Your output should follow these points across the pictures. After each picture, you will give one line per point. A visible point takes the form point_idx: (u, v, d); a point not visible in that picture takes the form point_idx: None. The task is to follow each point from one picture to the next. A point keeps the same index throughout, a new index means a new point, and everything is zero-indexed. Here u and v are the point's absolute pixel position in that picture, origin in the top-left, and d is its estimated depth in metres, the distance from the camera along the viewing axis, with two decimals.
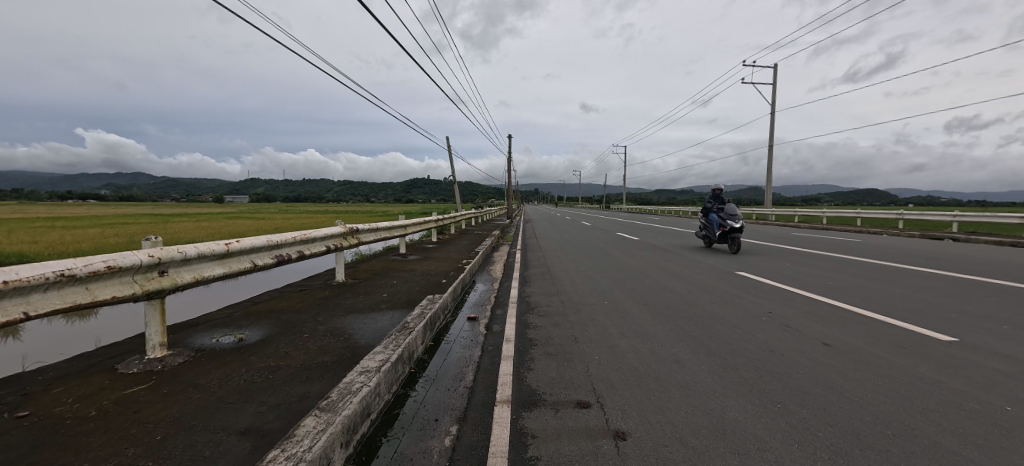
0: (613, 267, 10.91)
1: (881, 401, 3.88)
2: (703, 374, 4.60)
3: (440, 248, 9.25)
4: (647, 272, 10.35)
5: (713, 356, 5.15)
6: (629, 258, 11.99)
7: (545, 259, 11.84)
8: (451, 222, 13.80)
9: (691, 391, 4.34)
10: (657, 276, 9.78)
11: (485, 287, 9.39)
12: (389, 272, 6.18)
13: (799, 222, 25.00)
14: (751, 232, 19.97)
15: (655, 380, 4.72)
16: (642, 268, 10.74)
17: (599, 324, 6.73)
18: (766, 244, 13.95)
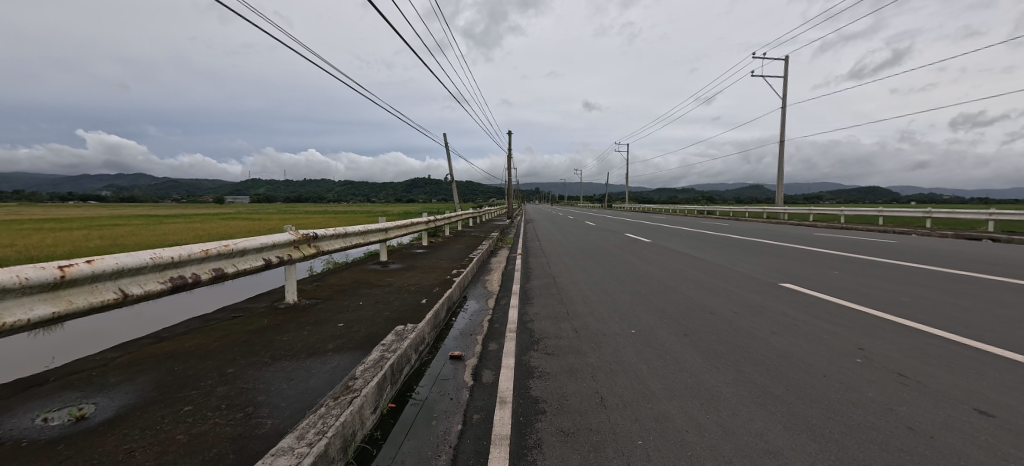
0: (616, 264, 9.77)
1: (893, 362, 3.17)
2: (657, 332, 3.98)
3: (429, 254, 8.03)
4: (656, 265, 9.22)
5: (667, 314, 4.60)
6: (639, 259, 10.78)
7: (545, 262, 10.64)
8: (446, 223, 12.57)
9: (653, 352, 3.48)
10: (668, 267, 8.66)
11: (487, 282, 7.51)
12: (359, 288, 4.98)
13: (815, 222, 23.65)
14: (767, 232, 18.68)
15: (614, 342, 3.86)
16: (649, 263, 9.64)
17: (567, 298, 5.84)
18: (792, 245, 12.66)
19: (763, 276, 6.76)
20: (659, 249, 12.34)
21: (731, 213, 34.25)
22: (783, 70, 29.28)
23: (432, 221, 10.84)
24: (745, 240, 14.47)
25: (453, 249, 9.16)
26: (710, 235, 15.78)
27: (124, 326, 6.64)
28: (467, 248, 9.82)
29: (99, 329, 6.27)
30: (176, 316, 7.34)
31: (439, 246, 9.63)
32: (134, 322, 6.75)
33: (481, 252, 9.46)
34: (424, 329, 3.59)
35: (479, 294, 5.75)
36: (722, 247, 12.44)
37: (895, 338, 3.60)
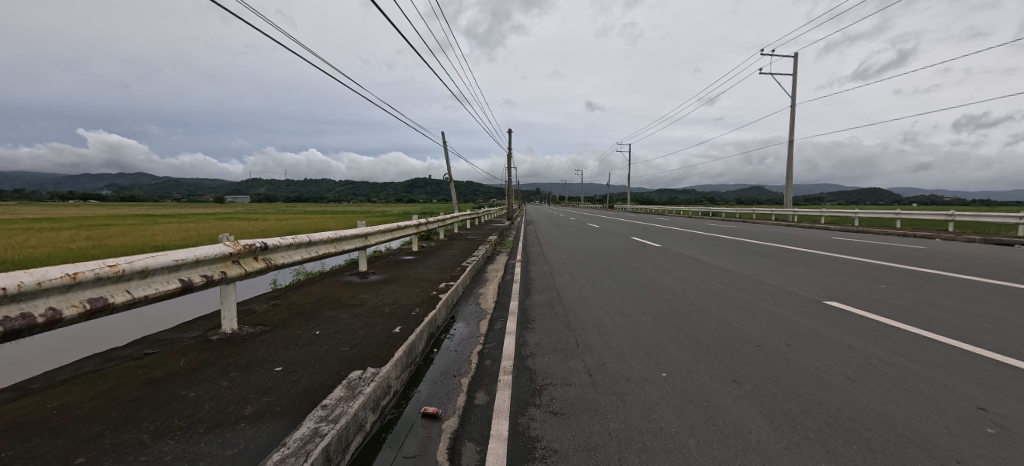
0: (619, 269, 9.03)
1: (964, 394, 2.59)
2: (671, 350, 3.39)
3: (417, 262, 7.17)
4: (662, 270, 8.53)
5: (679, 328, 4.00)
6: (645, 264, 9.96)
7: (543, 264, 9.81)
8: (441, 225, 11.67)
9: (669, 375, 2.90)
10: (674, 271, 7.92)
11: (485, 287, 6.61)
12: (322, 308, 4.09)
13: (826, 224, 22.76)
14: (781, 235, 17.74)
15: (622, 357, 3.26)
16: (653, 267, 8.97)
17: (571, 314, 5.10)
18: (812, 250, 11.73)
19: (797, 287, 5.91)
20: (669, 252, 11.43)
21: (738, 214, 33.31)
22: (793, 68, 28.25)
23: (424, 223, 9.97)
24: (759, 243, 13.56)
25: (445, 255, 8.29)
26: (722, 238, 14.85)
27: (120, 326, 6.09)
28: (462, 252, 8.94)
29: (97, 329, 5.77)
30: (181, 314, 6.80)
31: (430, 251, 8.77)
32: (132, 322, 6.20)
33: (477, 256, 8.58)
34: (390, 374, 2.71)
35: (470, 311, 4.87)
36: (736, 250, 11.55)
37: (959, 369, 3.00)
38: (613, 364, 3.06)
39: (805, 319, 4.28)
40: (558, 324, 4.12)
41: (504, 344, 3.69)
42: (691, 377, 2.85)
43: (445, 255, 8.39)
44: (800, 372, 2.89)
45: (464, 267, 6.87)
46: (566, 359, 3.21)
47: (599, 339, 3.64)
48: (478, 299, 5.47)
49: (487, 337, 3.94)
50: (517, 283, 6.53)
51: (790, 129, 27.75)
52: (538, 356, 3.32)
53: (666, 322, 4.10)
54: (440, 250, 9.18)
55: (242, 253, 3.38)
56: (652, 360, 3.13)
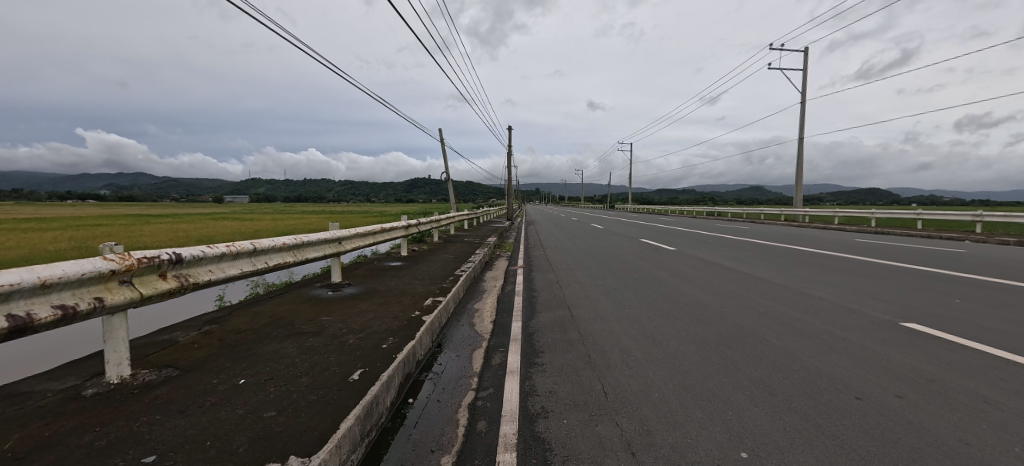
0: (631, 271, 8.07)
1: None
2: (741, 403, 2.40)
3: (403, 271, 6.17)
4: (679, 270, 7.60)
5: (738, 361, 3.01)
6: (659, 264, 8.99)
7: (546, 267, 8.81)
8: (436, 225, 10.68)
9: (757, 455, 1.92)
10: (695, 272, 6.97)
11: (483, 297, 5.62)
12: (266, 340, 3.10)
13: (839, 224, 21.76)
14: (798, 236, 16.69)
15: (674, 415, 2.28)
16: (668, 270, 8.02)
17: (588, 322, 4.10)
18: (841, 253, 10.70)
19: (857, 299, 4.89)
20: (684, 255, 10.42)
21: (745, 214, 32.28)
22: (802, 62, 27.16)
23: (416, 224, 8.95)
24: (779, 244, 12.52)
25: (436, 261, 7.28)
26: (738, 239, 13.83)
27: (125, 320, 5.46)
28: (458, 257, 7.94)
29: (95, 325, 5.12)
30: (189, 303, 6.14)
31: (420, 256, 7.76)
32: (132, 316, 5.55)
33: (474, 261, 7.58)
34: (329, 463, 1.72)
35: (462, 337, 3.87)
36: (758, 251, 10.53)
37: None
38: (665, 435, 2.09)
39: (894, 347, 3.29)
40: (574, 358, 3.15)
41: (505, 392, 2.68)
42: (791, 460, 1.87)
43: (436, 260, 7.38)
44: (950, 453, 1.92)
45: (457, 276, 5.87)
46: (593, 423, 2.24)
47: (631, 383, 2.68)
48: (472, 319, 4.46)
49: (481, 379, 2.94)
50: (519, 295, 5.54)
51: (799, 126, 26.68)
52: (552, 415, 2.35)
53: (713, 355, 3.15)
54: (432, 254, 8.16)
55: (136, 269, 2.39)
56: (716, 426, 2.17)
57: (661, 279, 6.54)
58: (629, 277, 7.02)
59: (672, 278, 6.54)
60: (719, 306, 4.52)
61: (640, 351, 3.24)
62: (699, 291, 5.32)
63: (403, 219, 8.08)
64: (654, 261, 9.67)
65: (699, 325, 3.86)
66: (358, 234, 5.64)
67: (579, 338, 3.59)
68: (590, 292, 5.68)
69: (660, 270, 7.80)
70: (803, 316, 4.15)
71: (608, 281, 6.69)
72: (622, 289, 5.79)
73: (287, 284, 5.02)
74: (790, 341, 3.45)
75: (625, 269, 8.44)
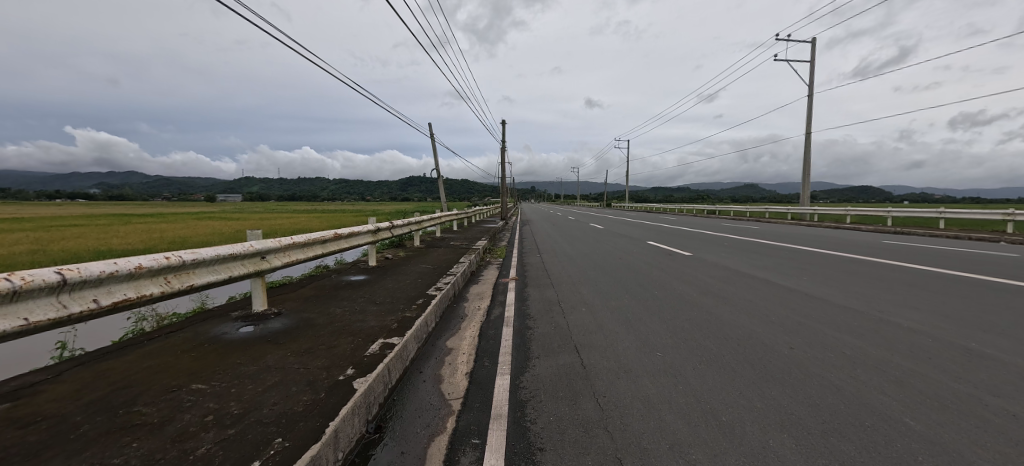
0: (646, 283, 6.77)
1: None
2: None
3: (360, 289, 4.82)
4: (705, 283, 6.31)
5: None
6: (676, 275, 7.71)
7: (544, 280, 7.51)
8: (418, 227, 9.34)
9: None
10: (727, 288, 5.68)
11: (461, 323, 4.26)
12: (58, 445, 1.78)
13: (852, 224, 20.61)
14: (815, 236, 15.44)
15: None
16: (689, 282, 6.76)
17: (606, 379, 2.78)
18: (875, 258, 9.49)
19: (966, 334, 3.61)
20: (700, 261, 9.15)
21: (748, 213, 31.15)
22: (811, 54, 25.96)
23: (391, 227, 7.58)
24: (801, 247, 11.27)
25: (409, 273, 5.94)
26: (753, 241, 12.57)
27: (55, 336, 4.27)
28: (437, 267, 6.59)
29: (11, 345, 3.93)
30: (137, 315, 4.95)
31: (391, 267, 6.40)
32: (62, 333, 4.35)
33: (457, 272, 6.24)
34: None
35: (418, 407, 2.53)
36: (784, 256, 9.25)
37: None
38: None
39: None
40: None
41: None
42: None
43: (409, 272, 6.03)
44: None
45: (429, 297, 4.53)
46: None
47: None
48: (440, 367, 3.12)
49: None
50: (509, 324, 4.20)
51: (807, 120, 25.53)
52: None
53: (833, 461, 1.84)
54: (407, 263, 6.82)
55: None
56: None
57: (687, 297, 5.26)
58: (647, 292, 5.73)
59: (704, 297, 5.23)
60: (787, 347, 3.24)
61: (705, 451, 1.94)
62: (747, 320, 4.03)
63: (373, 221, 6.71)
64: (669, 271, 8.38)
65: (776, 388, 2.55)
66: (300, 243, 4.25)
67: (599, 417, 2.29)
68: (604, 319, 4.37)
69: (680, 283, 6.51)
70: (917, 368, 2.86)
71: (623, 300, 5.38)
72: (644, 314, 4.49)
73: (191, 316, 3.68)
74: (936, 428, 2.15)
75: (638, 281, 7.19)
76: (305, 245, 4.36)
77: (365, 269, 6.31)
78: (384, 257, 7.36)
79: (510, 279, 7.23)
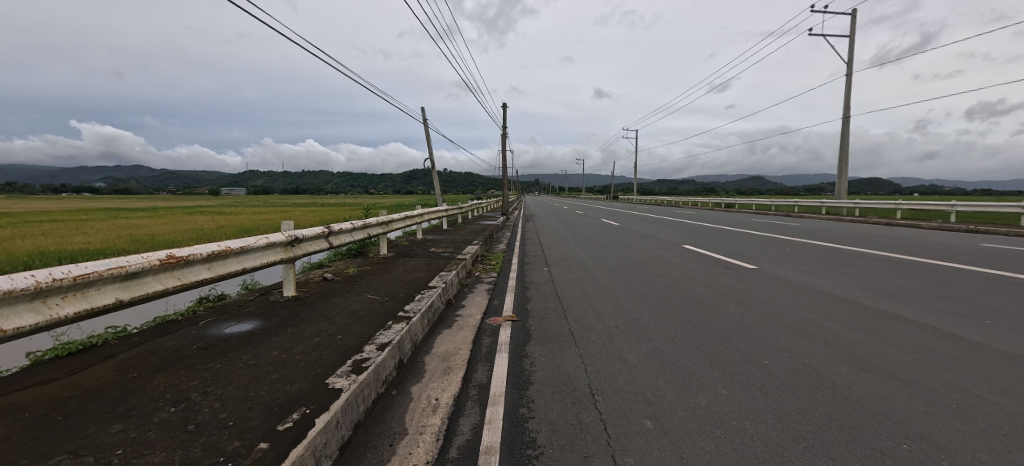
0: (713, 303, 4.27)
1: None
2: None
3: (200, 373, 2.44)
4: (816, 316, 3.83)
5: None
6: (744, 283, 5.19)
7: (548, 302, 4.97)
8: (384, 230, 6.91)
9: None
10: (882, 344, 3.15)
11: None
12: None
13: (904, 220, 17.93)
14: (878, 236, 12.82)
15: None
16: (781, 303, 4.25)
17: None
18: (1003, 267, 6.96)
19: None
20: (767, 264, 6.64)
21: (773, 207, 28.49)
22: (851, 28, 22.96)
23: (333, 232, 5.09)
24: (885, 251, 8.71)
25: (332, 315, 3.53)
26: (814, 242, 10.03)
27: None
28: (389, 296, 4.19)
29: None
30: None
31: (314, 301, 4.00)
32: None
33: (419, 307, 3.82)
34: None
35: None
36: (883, 262, 6.72)
37: None
38: None
39: None
40: None
41: None
42: None
43: (335, 312, 3.62)
44: None
45: (324, 396, 2.14)
46: None
47: None
48: None
49: None
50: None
51: (846, 102, 22.68)
52: None
53: None
54: (346, 291, 4.40)
55: None
56: None
57: (825, 365, 2.78)
58: (735, 340, 3.23)
59: (863, 371, 2.70)
60: None
61: None
62: None
63: (290, 225, 4.12)
64: (727, 274, 5.84)
65: None
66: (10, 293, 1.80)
67: None
68: (705, 455, 1.85)
69: (770, 310, 4.03)
70: None
71: (699, 359, 2.90)
72: (790, 437, 1.97)
73: None
74: None
75: (694, 293, 4.66)
76: (37, 287, 1.93)
77: (270, 305, 3.92)
78: (320, 280, 4.97)
79: (506, 316, 4.22)
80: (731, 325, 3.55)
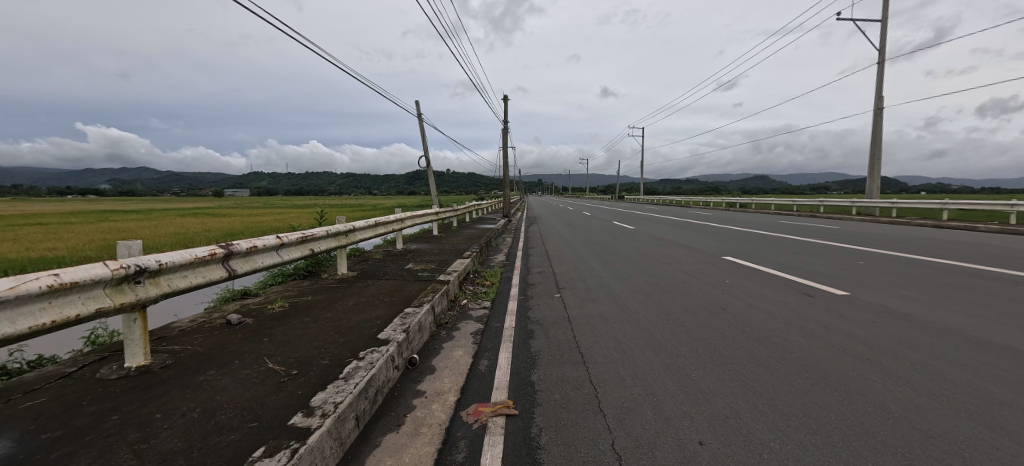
0: (841, 376, 2.56)
1: None
2: None
3: None
4: None
5: None
6: (857, 328, 3.44)
7: (558, 349, 3.17)
8: (341, 243, 5.19)
9: None
10: None
11: None
12: None
13: (954, 222, 15.96)
14: (942, 240, 10.93)
15: None
16: (958, 377, 2.55)
17: None
18: None
19: None
20: (857, 288, 4.87)
21: (794, 207, 26.51)
22: (884, 12, 20.97)
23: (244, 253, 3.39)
24: (984, 262, 6.86)
25: (156, 432, 1.83)
26: (882, 250, 8.17)
27: None
28: (297, 367, 2.47)
29: None
30: None
31: (162, 385, 2.30)
32: None
33: (335, 400, 2.09)
34: None
35: None
36: (1016, 284, 4.90)
37: None
38: None
39: None
40: None
41: None
42: None
43: (170, 419, 1.92)
44: None
45: None
46: None
47: None
48: None
49: None
50: None
51: (879, 91, 20.69)
52: None
53: None
54: (237, 355, 2.69)
55: None
56: None
57: None
58: None
59: None
60: None
61: None
62: None
63: (133, 246, 2.45)
64: (812, 306, 4.11)
65: None
66: None
67: None
68: None
69: (949, 393, 2.36)
70: None
71: None
72: None
73: None
74: None
75: (795, 353, 2.94)
76: None
77: (83, 392, 2.23)
78: (219, 326, 3.27)
79: (499, 398, 2.46)
80: (927, 446, 1.87)
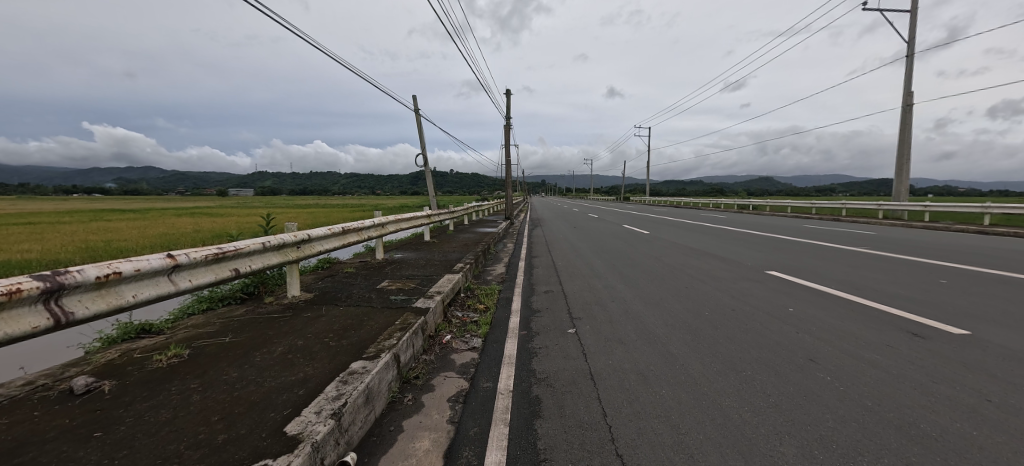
0: None
1: None
2: None
3: None
4: None
5: None
6: None
7: (582, 448, 1.93)
8: (289, 258, 3.99)
9: None
10: None
11: None
12: None
13: (997, 227, 14.55)
14: (1003, 250, 9.56)
15: None
16: None
17: None
18: None
19: None
20: (972, 323, 3.62)
21: (812, 210, 25.10)
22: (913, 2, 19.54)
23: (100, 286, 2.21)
24: None
25: None
26: (950, 263, 6.88)
27: None
28: None
29: None
30: None
31: None
32: None
33: None
34: None
35: None
36: None
37: None
38: None
39: None
40: None
41: None
42: None
43: None
44: None
45: None
46: None
47: None
48: None
49: None
50: None
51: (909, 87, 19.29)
52: None
53: None
54: None
55: None
56: None
57: None
58: None
59: None
60: None
61: None
62: None
63: None
64: (939, 357, 2.87)
65: None
66: None
67: None
68: None
69: None
70: None
71: None
72: None
73: None
74: None
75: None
76: None
77: None
78: (48, 399, 2.08)
79: None
80: None
